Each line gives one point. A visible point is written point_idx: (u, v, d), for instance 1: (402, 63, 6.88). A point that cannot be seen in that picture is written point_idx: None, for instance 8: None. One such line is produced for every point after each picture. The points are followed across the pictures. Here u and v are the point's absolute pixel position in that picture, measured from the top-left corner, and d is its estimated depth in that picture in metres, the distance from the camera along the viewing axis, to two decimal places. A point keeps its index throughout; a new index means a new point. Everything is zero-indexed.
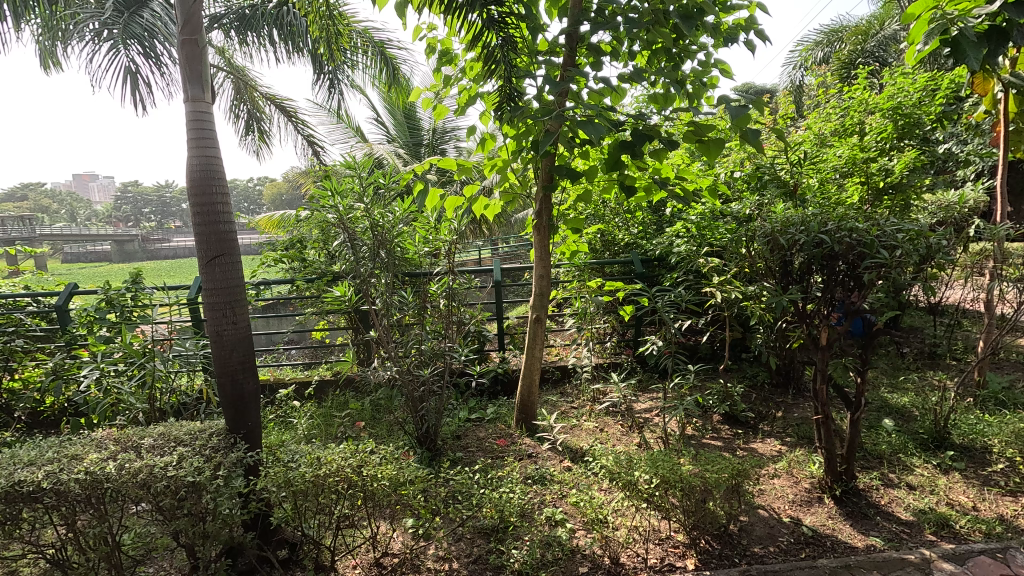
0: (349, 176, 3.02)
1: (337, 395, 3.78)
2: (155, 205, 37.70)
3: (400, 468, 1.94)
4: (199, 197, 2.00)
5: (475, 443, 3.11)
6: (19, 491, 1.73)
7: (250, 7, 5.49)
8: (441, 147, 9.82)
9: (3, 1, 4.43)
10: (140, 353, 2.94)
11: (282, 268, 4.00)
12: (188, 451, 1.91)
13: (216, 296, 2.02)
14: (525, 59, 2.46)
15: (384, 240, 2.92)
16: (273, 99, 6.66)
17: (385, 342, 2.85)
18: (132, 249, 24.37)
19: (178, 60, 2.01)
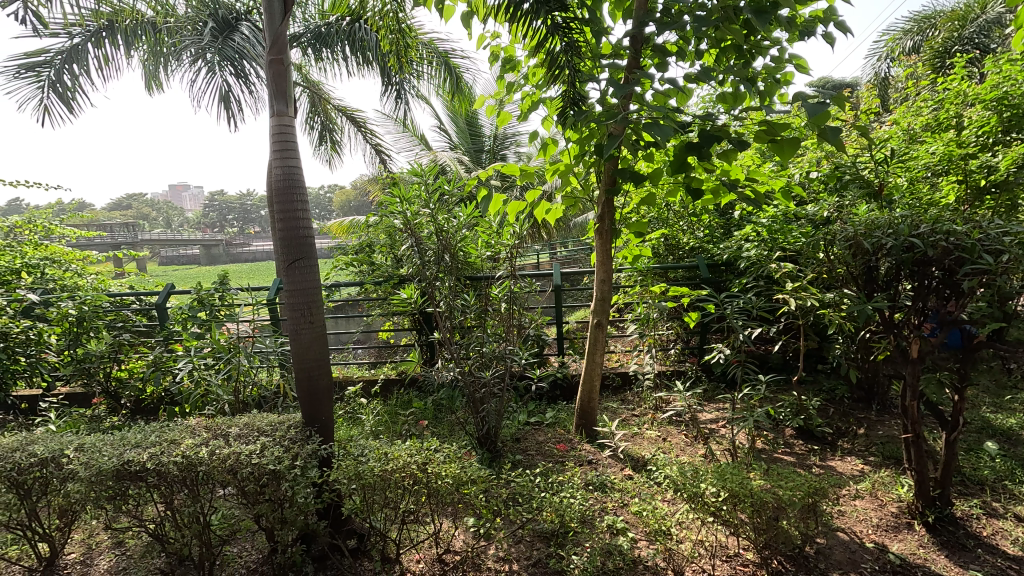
0: (416, 183, 3.14)
1: (401, 394, 3.92)
2: (238, 212, 40.78)
3: (464, 467, 1.99)
4: (281, 204, 2.16)
5: (535, 447, 3.13)
6: (127, 469, 1.93)
7: (326, 25, 5.84)
8: (502, 153, 9.95)
9: (118, 32, 5.01)
10: (227, 349, 3.20)
11: (352, 271, 4.19)
12: (269, 440, 2.06)
13: (295, 297, 2.16)
14: (588, 63, 2.45)
15: (448, 244, 3.00)
16: (345, 111, 7.04)
17: (448, 343, 2.92)
18: (218, 252, 26.51)
19: (266, 78, 2.18)
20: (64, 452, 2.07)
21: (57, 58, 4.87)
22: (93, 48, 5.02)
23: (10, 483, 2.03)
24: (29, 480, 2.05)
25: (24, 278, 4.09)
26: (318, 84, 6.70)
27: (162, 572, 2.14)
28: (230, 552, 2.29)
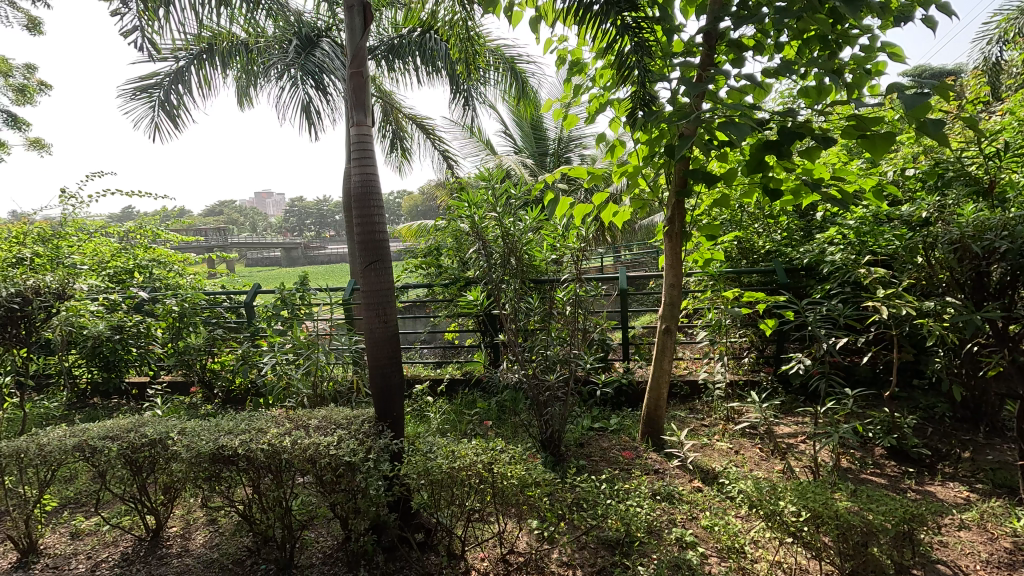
0: (483, 188, 3.22)
1: (466, 394, 4.00)
2: (315, 217, 43.36)
3: (529, 469, 2.01)
4: (359, 209, 2.27)
5: (599, 453, 3.08)
6: (221, 454, 2.11)
7: (398, 37, 6.11)
8: (566, 155, 9.92)
9: (217, 53, 5.49)
10: (307, 345, 3.41)
11: (421, 274, 4.34)
12: (345, 433, 2.17)
13: (370, 298, 2.26)
14: (659, 62, 2.39)
15: (514, 248, 3.03)
16: (415, 119, 7.32)
17: (513, 345, 2.95)
18: (298, 255, 28.38)
19: (346, 91, 2.30)
20: (168, 435, 2.28)
21: (166, 79, 5.42)
22: (195, 70, 5.52)
23: (126, 460, 2.27)
24: (141, 458, 2.28)
25: (137, 278, 4.63)
26: (391, 94, 7.00)
27: (249, 550, 2.31)
28: (308, 536, 2.43)
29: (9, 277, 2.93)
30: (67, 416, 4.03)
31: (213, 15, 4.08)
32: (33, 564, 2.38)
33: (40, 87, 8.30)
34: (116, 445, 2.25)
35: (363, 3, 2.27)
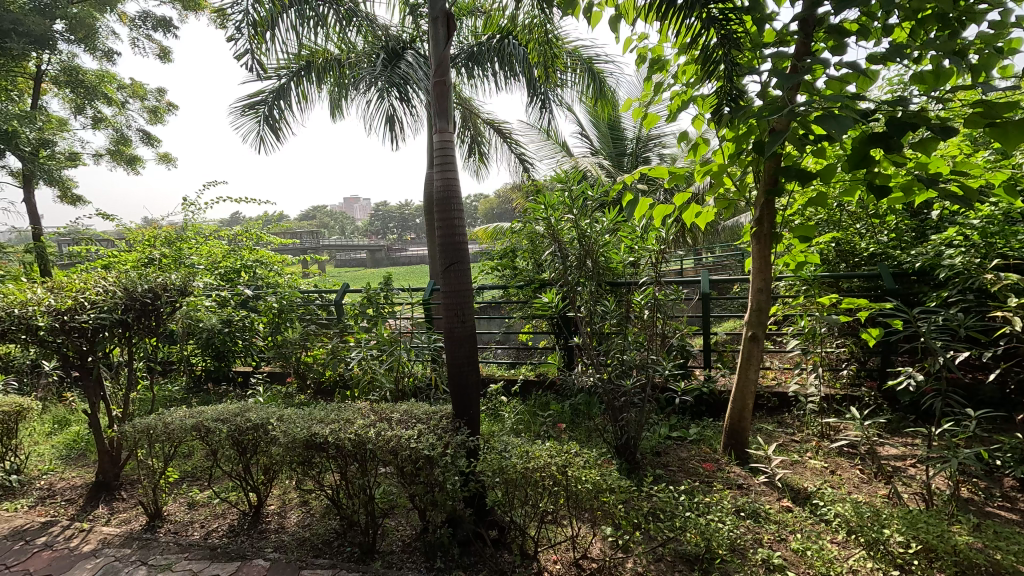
0: (560, 190, 3.22)
1: (539, 395, 4.02)
2: (397, 221, 45.44)
3: (604, 475, 1.98)
4: (441, 214, 2.36)
5: (677, 463, 2.98)
6: (314, 440, 2.27)
7: (478, 45, 6.27)
8: (644, 155, 9.64)
9: (314, 70, 5.94)
10: (389, 343, 3.62)
11: (497, 276, 4.42)
12: (425, 428, 2.27)
13: (450, 298, 2.34)
14: (748, 55, 2.26)
15: (590, 250, 2.98)
16: (493, 123, 7.48)
17: (588, 349, 2.93)
18: (381, 257, 29.94)
19: (431, 99, 2.40)
20: (268, 421, 2.50)
21: (270, 96, 5.94)
22: (295, 86, 6.00)
23: (233, 441, 2.52)
24: (245, 440, 2.52)
25: (243, 276, 5.07)
26: (470, 100, 7.21)
27: (336, 533, 2.47)
28: (389, 524, 2.55)
29: (143, 275, 3.36)
30: (186, 399, 4.53)
31: (311, 35, 4.44)
32: (158, 527, 2.70)
33: (169, 107, 9.42)
34: (226, 427, 2.50)
35: (446, 14, 2.37)
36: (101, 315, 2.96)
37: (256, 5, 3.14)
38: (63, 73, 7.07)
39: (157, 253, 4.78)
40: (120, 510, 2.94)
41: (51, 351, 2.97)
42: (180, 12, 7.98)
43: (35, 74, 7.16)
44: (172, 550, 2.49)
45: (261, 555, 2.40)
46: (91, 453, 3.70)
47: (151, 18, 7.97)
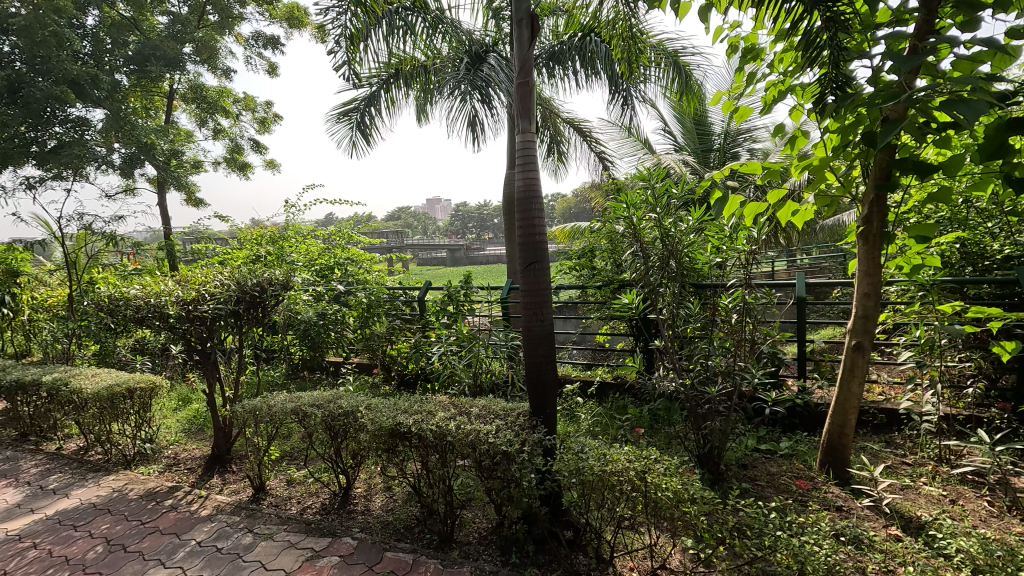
0: (643, 188, 3.13)
1: (616, 398, 3.94)
2: (475, 220, 46.54)
3: (686, 483, 1.90)
4: (522, 213, 2.38)
5: (766, 478, 2.80)
6: (398, 430, 2.39)
7: (559, 44, 6.23)
8: (733, 150, 9.12)
9: (402, 76, 6.22)
10: (468, 339, 3.75)
11: (574, 275, 4.38)
12: (503, 424, 2.31)
13: (529, 297, 2.36)
14: (858, 37, 2.05)
15: (674, 250, 2.87)
16: (573, 122, 7.43)
17: (670, 353, 2.83)
18: (460, 256, 30.79)
19: (514, 101, 2.43)
20: (357, 408, 2.65)
21: (362, 103, 6.30)
22: (384, 92, 6.32)
23: (326, 425, 2.71)
24: (336, 426, 2.69)
25: (336, 273, 5.36)
26: (550, 100, 7.20)
27: (417, 519, 2.58)
28: (466, 515, 2.62)
29: (252, 270, 3.70)
30: (285, 384, 4.95)
31: (400, 43, 4.68)
32: (262, 499, 2.97)
33: (275, 117, 10.29)
34: (321, 412, 2.70)
35: (531, 15, 2.38)
36: (218, 305, 3.31)
37: (353, 18, 3.34)
38: (190, 91, 7.96)
39: (263, 251, 5.25)
40: (230, 481, 3.27)
41: (178, 336, 3.36)
42: (286, 29, 8.69)
43: (168, 92, 8.11)
44: (274, 521, 2.73)
45: (349, 534, 2.56)
46: (208, 429, 4.15)
47: (262, 37, 8.76)
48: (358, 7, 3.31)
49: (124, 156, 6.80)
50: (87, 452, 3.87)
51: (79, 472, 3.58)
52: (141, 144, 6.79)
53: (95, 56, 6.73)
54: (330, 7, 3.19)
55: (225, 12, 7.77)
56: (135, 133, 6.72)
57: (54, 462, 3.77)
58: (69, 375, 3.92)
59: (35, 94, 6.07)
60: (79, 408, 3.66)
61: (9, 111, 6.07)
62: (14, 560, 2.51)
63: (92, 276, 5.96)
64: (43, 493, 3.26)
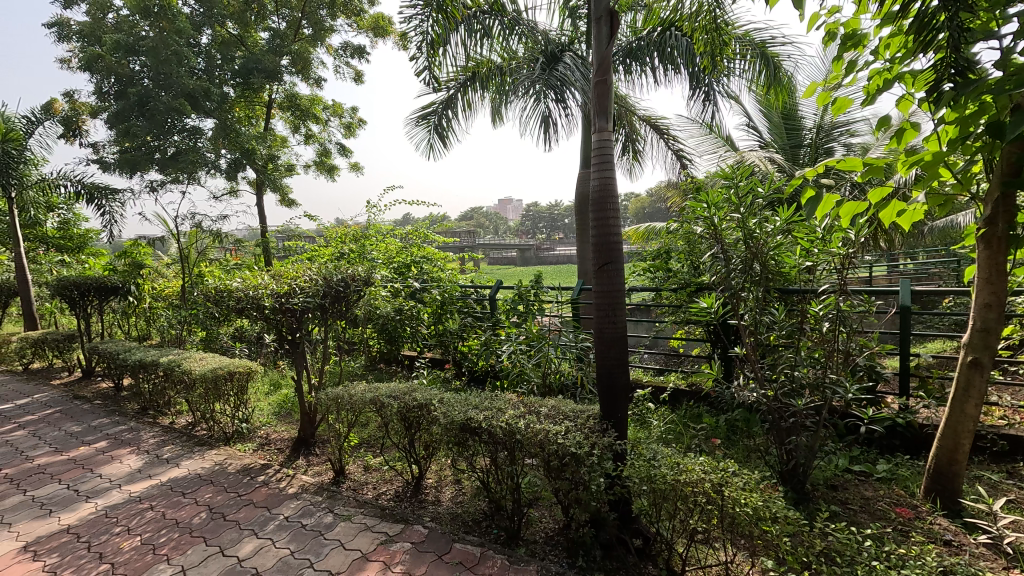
0: (725, 187, 2.97)
1: (690, 406, 3.79)
2: (546, 220, 46.61)
3: (767, 500, 1.79)
4: (597, 213, 2.34)
5: (859, 502, 2.57)
6: (469, 425, 2.44)
7: (637, 40, 6.06)
8: (827, 146, 8.45)
9: (479, 80, 6.32)
10: (538, 339, 3.77)
11: (648, 277, 4.24)
12: (573, 425, 2.29)
13: (602, 299, 2.33)
14: (985, 15, 1.79)
15: (758, 252, 2.70)
16: (649, 119, 7.23)
17: (752, 361, 2.68)
18: (530, 256, 30.94)
19: (591, 99, 2.41)
20: (430, 401, 2.74)
21: (440, 107, 6.50)
22: (462, 96, 6.43)
23: (401, 416, 2.83)
24: (411, 417, 2.80)
25: (412, 271, 5.44)
26: (626, 98, 7.05)
27: (485, 513, 2.63)
28: (533, 514, 2.63)
29: (338, 267, 3.94)
30: (364, 375, 5.24)
31: (477, 47, 4.80)
32: (342, 482, 3.16)
33: (359, 122, 10.88)
34: (397, 403, 2.82)
35: (610, 12, 2.35)
36: (307, 299, 3.56)
37: (434, 24, 3.46)
38: (286, 100, 8.60)
39: (347, 249, 5.57)
40: (314, 463, 3.51)
41: (272, 326, 3.64)
42: (372, 39, 9.16)
43: (267, 101, 8.82)
44: (352, 504, 2.89)
45: (421, 522, 2.66)
46: (295, 413, 4.48)
47: (349, 47, 9.30)
48: (440, 13, 3.43)
49: (230, 161, 7.51)
50: (195, 428, 4.31)
51: (188, 445, 3.99)
52: (244, 150, 7.48)
53: (208, 72, 7.52)
54: (413, 15, 3.32)
55: (318, 26, 8.30)
56: (239, 140, 7.43)
57: (168, 434, 4.24)
58: (181, 358, 4.38)
59: (159, 107, 6.85)
60: (188, 387, 4.08)
61: (138, 123, 6.89)
62: (135, 518, 2.85)
63: (201, 270, 6.63)
64: (159, 461, 3.67)
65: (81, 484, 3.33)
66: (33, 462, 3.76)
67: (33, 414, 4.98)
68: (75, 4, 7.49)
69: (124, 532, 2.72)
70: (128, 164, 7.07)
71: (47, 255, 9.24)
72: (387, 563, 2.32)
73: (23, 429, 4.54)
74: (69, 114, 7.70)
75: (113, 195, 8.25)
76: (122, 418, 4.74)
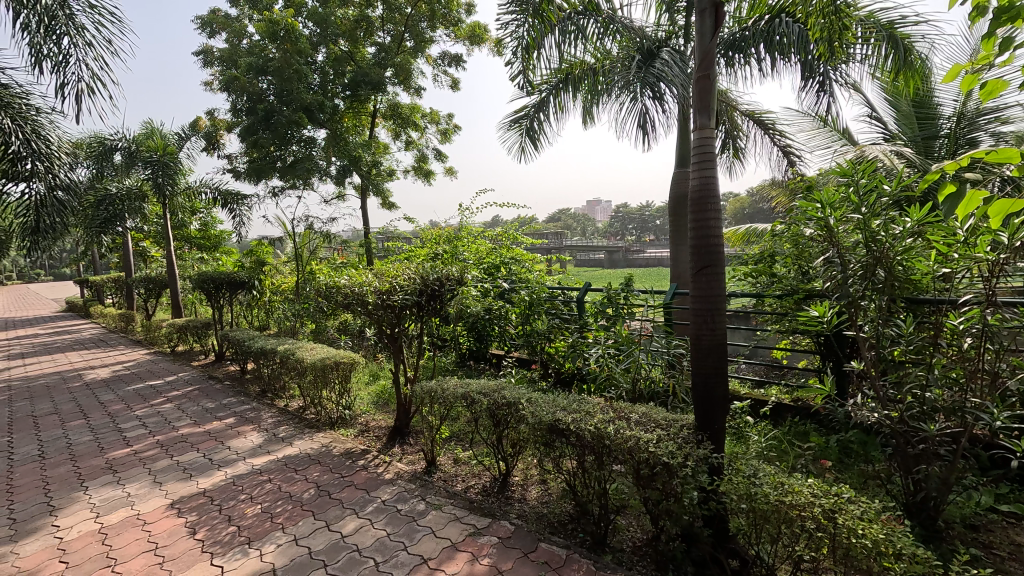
0: (843, 185, 2.68)
1: (796, 423, 3.50)
2: (637, 221, 45.57)
3: (890, 533, 1.61)
4: (696, 214, 2.25)
5: (1007, 548, 2.22)
6: (557, 426, 2.44)
7: (742, 31, 5.67)
8: (970, 137, 7.36)
9: (572, 82, 6.28)
10: (628, 344, 3.68)
11: (750, 282, 3.95)
12: (665, 434, 2.21)
13: (700, 304, 2.22)
14: None
15: (883, 257, 2.42)
16: (753, 114, 6.77)
17: (871, 378, 2.41)
18: (618, 258, 30.35)
19: (692, 96, 2.31)
20: (519, 400, 2.77)
21: (532, 110, 6.57)
22: (554, 98, 6.43)
23: (491, 413, 2.90)
24: (499, 414, 2.86)
25: (501, 271, 5.52)
26: (727, 92, 6.66)
27: (571, 516, 2.61)
28: (620, 522, 2.58)
29: (434, 266, 4.11)
30: (455, 371, 5.44)
31: (572, 48, 4.80)
32: (433, 473, 3.30)
33: (455, 127, 11.28)
34: (487, 400, 2.89)
35: (715, 4, 2.24)
36: (405, 296, 3.77)
37: (530, 29, 3.51)
38: (389, 109, 9.18)
39: (441, 250, 5.81)
40: (408, 452, 3.71)
41: (374, 321, 3.90)
42: (468, 47, 9.50)
43: (372, 112, 9.45)
44: (443, 494, 3.02)
45: (507, 518, 2.71)
46: (392, 403, 4.76)
47: (447, 56, 9.69)
48: (536, 18, 3.47)
49: (339, 167, 8.17)
50: (305, 411, 4.73)
51: (299, 427, 4.40)
52: (351, 157, 8.11)
53: (322, 86, 8.23)
54: (510, 21, 3.40)
55: (419, 37, 8.76)
56: (347, 148, 8.09)
57: (284, 416, 4.70)
58: (295, 347, 4.82)
59: (282, 120, 7.62)
60: (301, 374, 4.48)
61: (264, 135, 7.70)
62: (257, 488, 3.19)
63: (312, 268, 7.27)
64: (276, 439, 4.08)
65: (214, 454, 3.79)
66: (178, 431, 4.35)
67: (178, 390, 5.76)
68: (217, 32, 8.54)
69: (248, 499, 3.06)
70: (255, 172, 7.94)
71: (191, 252, 10.63)
72: (474, 555, 2.39)
73: (171, 402, 5.27)
74: (210, 129, 8.80)
75: (242, 200, 9.32)
76: (247, 398, 5.33)
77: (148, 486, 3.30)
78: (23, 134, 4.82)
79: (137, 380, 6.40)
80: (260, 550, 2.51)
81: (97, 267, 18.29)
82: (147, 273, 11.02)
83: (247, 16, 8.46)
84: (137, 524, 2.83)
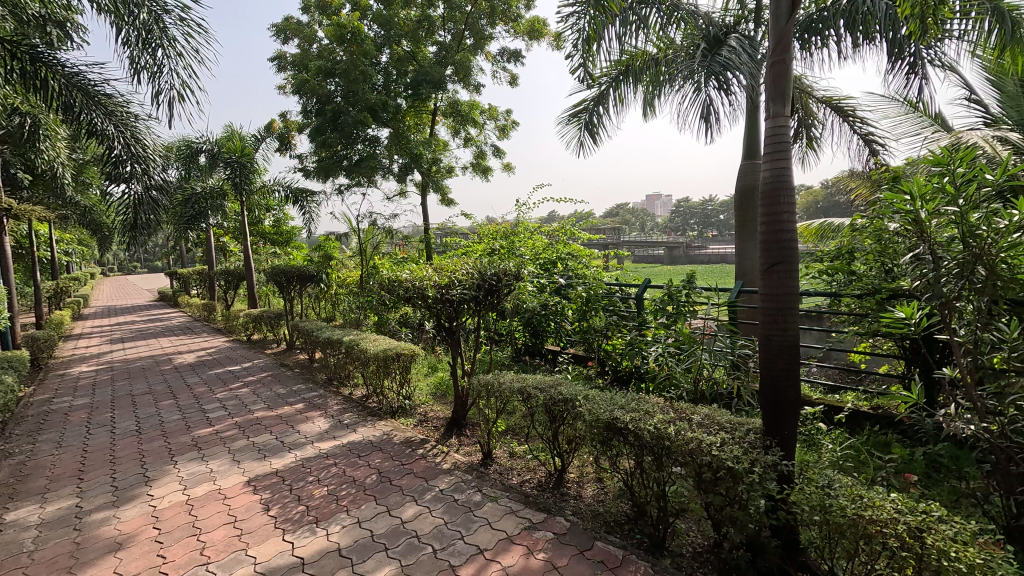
0: (937, 174, 2.43)
1: (876, 432, 3.25)
2: (699, 216, 43.96)
3: (989, 558, 1.46)
4: (767, 208, 2.13)
5: None
6: (614, 425, 2.39)
7: (821, 12, 5.28)
8: None
9: (633, 73, 6.12)
10: (690, 343, 3.55)
11: (825, 281, 3.69)
12: (729, 438, 2.11)
13: (770, 303, 2.11)
14: None
15: (983, 254, 2.18)
16: (830, 101, 6.33)
17: (967, 387, 2.19)
18: (678, 254, 29.48)
19: (765, 83, 2.17)
20: (576, 397, 2.74)
21: (592, 103, 6.47)
22: (613, 91, 6.30)
23: (547, 408, 2.88)
24: (555, 410, 2.84)
25: (558, 267, 5.48)
26: (801, 78, 6.26)
27: (628, 516, 2.56)
28: (681, 526, 2.50)
29: (491, 262, 4.14)
30: (511, 365, 5.49)
31: (634, 38, 4.67)
32: (489, 465, 3.35)
33: (513, 123, 11.32)
34: (543, 395, 2.89)
35: None
36: (463, 291, 3.83)
37: (591, 20, 3.45)
38: (449, 107, 9.35)
39: (498, 245, 5.87)
40: (465, 443, 3.77)
41: (434, 315, 3.99)
42: (527, 42, 9.48)
43: (433, 110, 9.66)
44: (499, 487, 3.06)
45: (563, 514, 2.70)
46: (449, 395, 4.87)
47: (506, 52, 9.72)
48: (597, 9, 3.40)
49: (401, 165, 8.43)
50: (368, 400, 4.93)
51: (362, 414, 4.59)
52: (412, 155, 8.34)
53: (386, 87, 8.49)
54: (570, 14, 3.35)
55: (479, 35, 8.84)
56: (409, 146, 8.32)
57: (348, 403, 4.92)
58: (359, 338, 5.03)
59: (348, 121, 7.93)
60: (364, 364, 4.67)
61: (332, 135, 8.06)
62: (324, 471, 3.37)
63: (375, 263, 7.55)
64: (341, 425, 4.28)
65: (286, 437, 4.03)
66: (253, 414, 4.66)
67: (253, 376, 6.18)
68: (290, 39, 9.00)
69: (316, 481, 3.23)
70: (324, 171, 8.35)
71: (265, 247, 11.33)
72: (530, 548, 2.40)
73: (247, 387, 5.66)
74: (283, 131, 9.34)
75: (312, 198, 9.82)
76: (315, 385, 5.63)
77: (228, 463, 3.57)
78: (124, 140, 5.30)
79: (218, 365, 6.92)
80: (327, 530, 2.65)
81: (184, 261, 19.92)
82: (226, 266, 11.86)
83: (318, 21, 8.86)
84: (218, 497, 3.07)
